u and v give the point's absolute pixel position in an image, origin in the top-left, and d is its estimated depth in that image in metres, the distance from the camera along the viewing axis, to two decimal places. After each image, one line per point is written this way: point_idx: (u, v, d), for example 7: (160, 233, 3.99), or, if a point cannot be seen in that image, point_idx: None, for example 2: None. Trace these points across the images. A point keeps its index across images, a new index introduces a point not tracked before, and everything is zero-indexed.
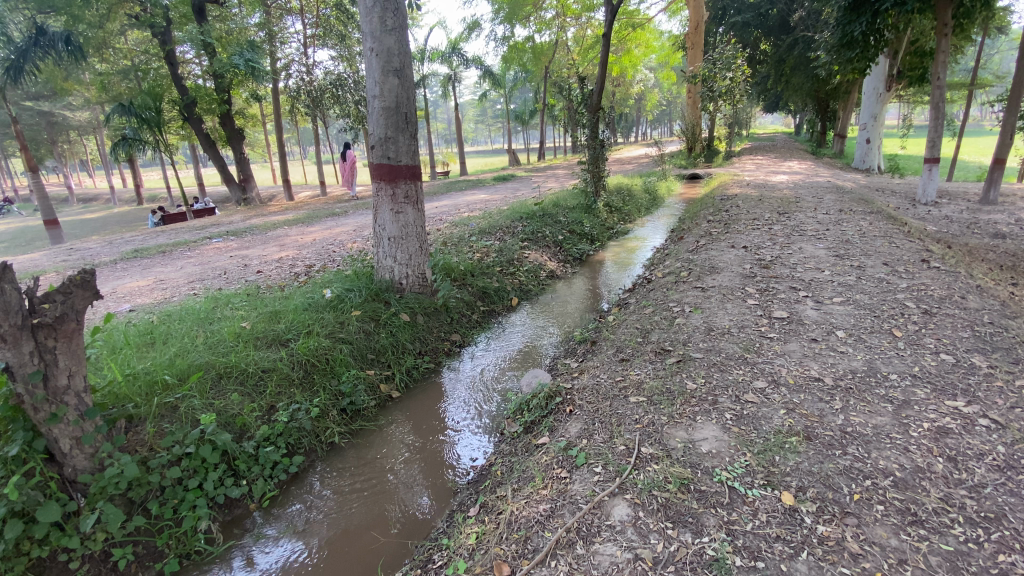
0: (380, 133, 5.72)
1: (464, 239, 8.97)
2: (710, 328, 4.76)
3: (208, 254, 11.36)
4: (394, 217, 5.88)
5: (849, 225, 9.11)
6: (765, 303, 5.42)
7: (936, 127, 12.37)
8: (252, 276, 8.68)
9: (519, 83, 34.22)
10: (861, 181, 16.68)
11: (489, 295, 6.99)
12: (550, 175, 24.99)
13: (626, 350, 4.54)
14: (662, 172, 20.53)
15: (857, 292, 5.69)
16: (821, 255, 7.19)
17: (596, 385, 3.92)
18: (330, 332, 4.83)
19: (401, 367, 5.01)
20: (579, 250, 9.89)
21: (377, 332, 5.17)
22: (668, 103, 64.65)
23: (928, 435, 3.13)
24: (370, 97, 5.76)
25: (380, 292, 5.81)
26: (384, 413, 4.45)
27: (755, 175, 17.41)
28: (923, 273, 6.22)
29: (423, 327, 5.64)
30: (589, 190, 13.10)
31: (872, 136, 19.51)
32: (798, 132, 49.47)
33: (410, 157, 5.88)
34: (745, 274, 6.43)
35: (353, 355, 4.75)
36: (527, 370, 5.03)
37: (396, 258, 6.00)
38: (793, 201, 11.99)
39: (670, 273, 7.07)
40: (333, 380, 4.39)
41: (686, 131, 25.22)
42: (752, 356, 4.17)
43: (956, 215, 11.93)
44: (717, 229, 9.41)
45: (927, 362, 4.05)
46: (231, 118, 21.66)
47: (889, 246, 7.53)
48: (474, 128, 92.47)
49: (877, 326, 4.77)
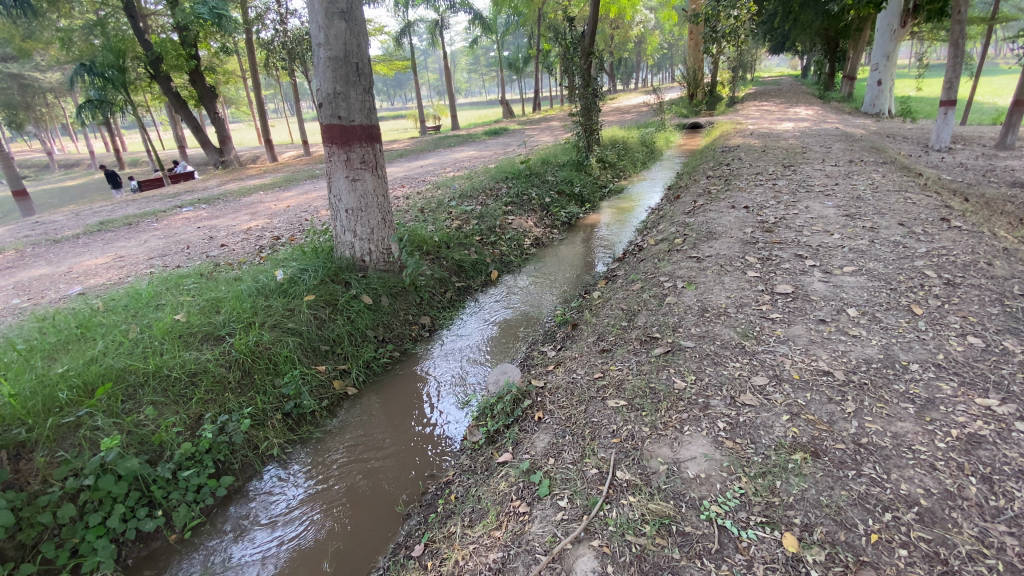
0: (327, 88, 4.99)
1: (443, 205, 8.31)
2: (704, 308, 4.22)
3: (176, 226, 10.71)
4: (350, 185, 5.22)
5: (860, 178, 8.39)
6: (767, 275, 4.84)
7: (954, 67, 11.35)
8: (216, 251, 8.09)
9: (512, 27, 32.12)
10: (871, 127, 15.71)
11: (466, 269, 6.42)
12: (544, 127, 23.82)
13: (607, 338, 4.00)
14: (661, 121, 19.40)
15: (869, 259, 5.09)
16: (829, 215, 6.54)
17: (573, 384, 3.42)
18: (276, 323, 4.33)
19: (358, 360, 4.49)
20: (568, 214, 9.21)
21: (331, 321, 4.64)
22: (670, 45, 61.51)
23: (958, 447, 2.63)
24: (315, 46, 5.01)
25: (339, 272, 5.24)
26: (353, 408, 4.07)
27: (759, 123, 16.40)
28: (942, 234, 5.60)
29: (387, 311, 5.10)
30: (581, 145, 12.24)
31: (884, 77, 18.28)
32: (806, 74, 47.05)
33: (364, 115, 5.17)
34: (744, 240, 5.81)
35: (302, 350, 4.24)
36: (506, 359, 4.52)
37: (356, 233, 5.37)
38: (799, 151, 11.17)
39: (664, 240, 6.46)
40: (276, 380, 3.91)
41: (688, 76, 23.78)
42: (751, 345, 3.63)
43: (971, 161, 11.15)
44: (716, 186, 8.68)
45: (953, 348, 3.51)
46: (201, 74, 20.26)
47: (904, 202, 6.85)
48: (468, 77, 88.62)
49: (893, 301, 4.21)
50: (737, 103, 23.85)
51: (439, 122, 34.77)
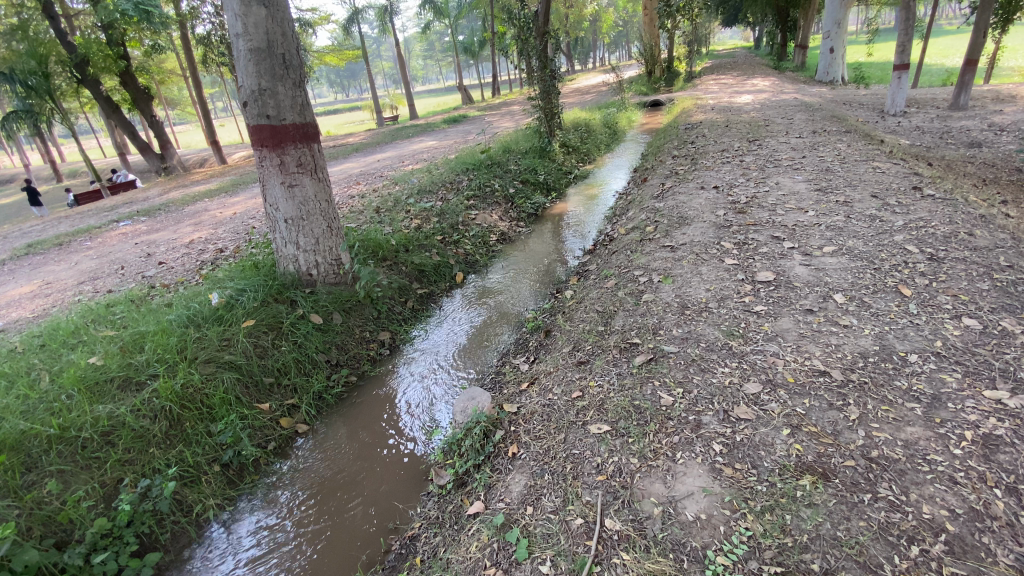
0: (250, 84, 4.42)
1: (400, 203, 7.79)
2: (684, 305, 3.91)
3: (112, 243, 9.84)
4: (288, 192, 4.68)
5: (825, 149, 8.24)
6: (746, 262, 4.56)
7: (906, 30, 11.34)
8: (153, 270, 7.37)
9: (465, 10, 31.06)
10: (827, 95, 15.73)
11: (427, 273, 5.96)
12: (504, 112, 23.18)
13: (584, 347, 3.63)
14: (621, 101, 19.07)
15: (848, 236, 4.87)
16: (801, 190, 6.33)
17: (550, 406, 3.04)
18: (210, 358, 3.82)
19: (309, 391, 4.02)
20: (533, 204, 8.79)
21: (275, 348, 4.15)
22: (625, 23, 61.06)
23: (975, 453, 2.37)
24: (233, 38, 4.42)
25: (284, 291, 4.72)
26: (314, 447, 3.63)
27: (719, 97, 16.26)
28: (917, 204, 5.43)
29: (341, 330, 4.63)
30: (542, 130, 11.77)
31: (837, 44, 18.36)
32: (758, 46, 47.53)
33: (297, 113, 4.62)
34: (718, 224, 5.52)
35: (241, 387, 3.75)
36: (481, 371, 4.13)
37: (299, 245, 4.84)
38: (762, 124, 11.00)
39: (635, 228, 6.13)
40: (211, 425, 3.43)
41: (645, 53, 23.50)
42: (739, 345, 3.32)
43: (926, 124, 11.19)
44: (683, 166, 8.40)
45: (949, 333, 3.28)
46: (133, 76, 18.51)
47: (873, 172, 6.70)
48: (424, 64, 86.33)
49: (880, 283, 3.98)
50: (696, 78, 23.74)
51: (396, 113, 33.60)
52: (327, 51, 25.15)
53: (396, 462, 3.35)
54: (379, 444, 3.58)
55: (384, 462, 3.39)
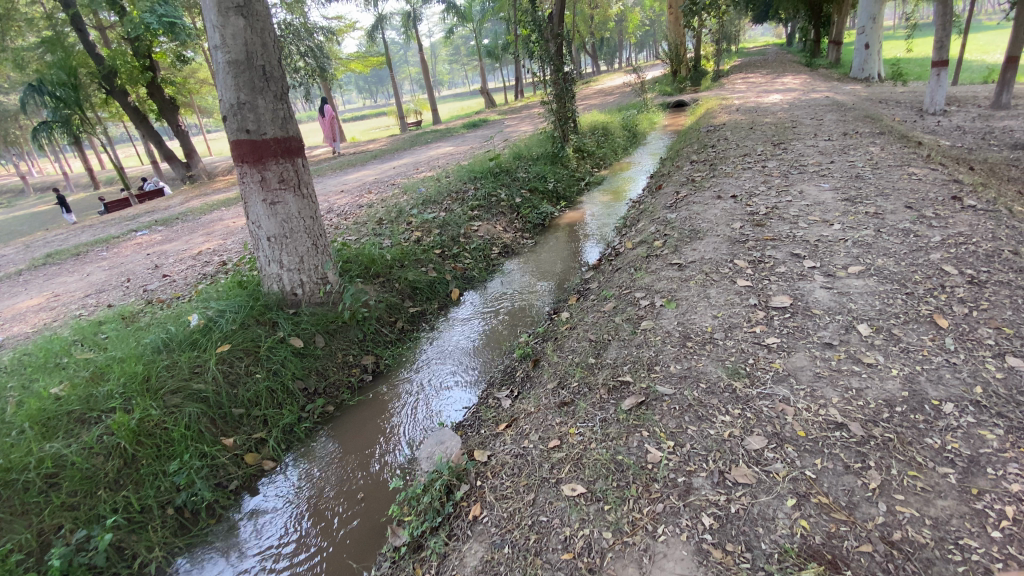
0: (230, 98, 4.24)
1: (403, 214, 7.55)
2: (686, 336, 3.51)
3: (126, 254, 9.94)
4: (269, 209, 4.48)
5: (857, 153, 7.63)
6: (759, 284, 4.12)
7: (944, 24, 10.55)
8: (156, 284, 7.33)
9: (487, 14, 30.87)
10: (862, 93, 14.84)
11: (421, 290, 5.69)
12: (524, 116, 22.86)
13: (570, 385, 3.26)
14: (643, 102, 18.49)
15: (876, 254, 4.37)
16: (826, 200, 5.81)
17: (523, 457, 2.70)
18: (177, 389, 3.65)
19: (280, 424, 3.81)
20: (541, 214, 8.45)
21: (248, 376, 3.95)
22: (651, 23, 59.82)
23: (1021, 538, 1.93)
24: (212, 50, 4.26)
25: (266, 311, 4.51)
26: (290, 485, 3.42)
27: (745, 97, 15.57)
28: (956, 217, 4.88)
29: (322, 355, 4.40)
30: (556, 135, 11.39)
31: (872, 39, 17.39)
32: (791, 42, 45.91)
33: (278, 126, 4.41)
34: (732, 239, 5.09)
35: (204, 420, 3.56)
36: (470, 402, 3.84)
37: (283, 264, 4.63)
38: (789, 126, 10.39)
39: (642, 242, 5.73)
40: (167, 463, 3.24)
41: (670, 52, 22.82)
42: (743, 388, 2.91)
43: (970, 124, 10.37)
44: (700, 174, 7.91)
45: (993, 376, 2.80)
46: (159, 87, 18.73)
47: (908, 179, 6.12)
48: (449, 68, 86.73)
49: (910, 311, 3.49)
50: (722, 77, 22.94)
51: (419, 118, 33.64)
52: (353, 58, 25.27)
53: (362, 508, 3.07)
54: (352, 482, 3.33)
55: (352, 505, 3.12)
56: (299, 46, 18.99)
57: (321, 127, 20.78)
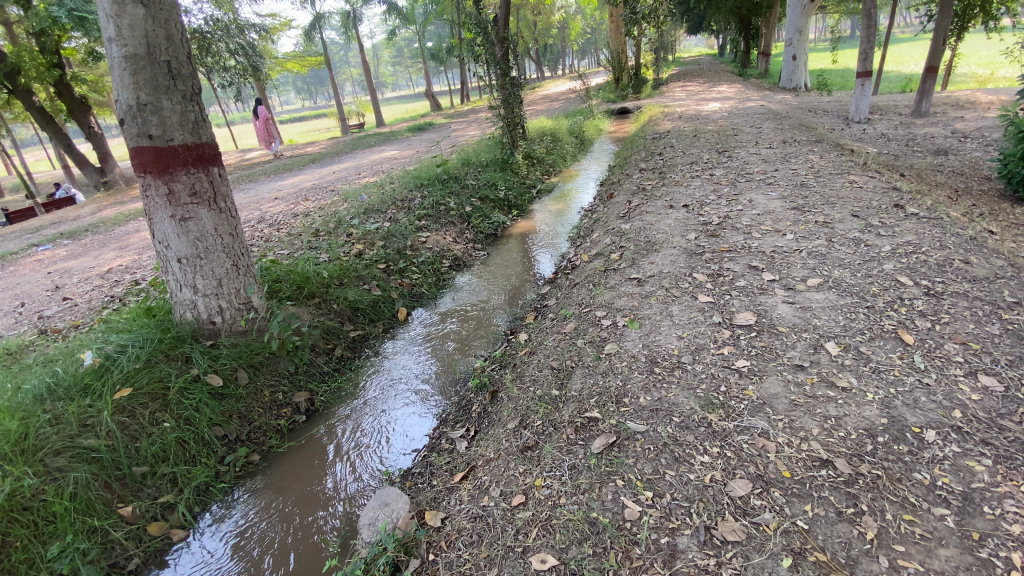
0: (127, 98, 3.62)
1: (343, 224, 6.98)
2: (654, 360, 3.26)
3: (21, 272, 8.70)
4: (179, 227, 3.88)
5: (798, 161, 7.82)
6: (722, 299, 3.96)
7: (868, 37, 11.10)
8: (55, 309, 6.37)
9: (431, 17, 30.34)
10: (792, 102, 15.57)
11: (363, 311, 5.19)
12: (469, 121, 22.50)
13: (532, 424, 2.93)
14: (588, 108, 18.57)
15: (833, 265, 4.33)
16: (776, 209, 5.83)
17: (483, 519, 2.34)
18: (62, 448, 3.01)
19: (193, 482, 3.26)
20: (492, 223, 8.11)
21: (154, 426, 3.36)
22: (592, 31, 61.08)
23: None
24: (104, 42, 3.61)
25: (177, 345, 3.89)
26: (205, 558, 2.90)
27: (686, 105, 15.95)
28: (901, 225, 4.97)
29: (244, 394, 3.86)
30: (504, 141, 11.11)
31: (799, 51, 18.33)
32: (723, 52, 48.20)
33: (188, 131, 3.82)
34: (689, 250, 4.95)
35: (97, 486, 2.96)
36: (422, 441, 3.45)
37: (197, 289, 4.03)
38: (730, 133, 10.62)
39: (598, 255, 5.51)
40: (46, 546, 2.64)
41: (612, 59, 23.17)
42: (720, 421, 2.68)
43: (892, 132, 10.99)
44: (651, 182, 7.85)
45: (966, 399, 2.72)
46: (69, 85, 16.58)
47: (850, 188, 6.26)
48: (392, 70, 85.04)
49: (875, 327, 3.42)
50: (663, 84, 23.56)
51: (361, 121, 32.51)
52: (290, 58, 23.98)
53: None
54: (281, 549, 2.88)
55: None
56: (229, 43, 17.66)
57: (259, 128, 19.52)
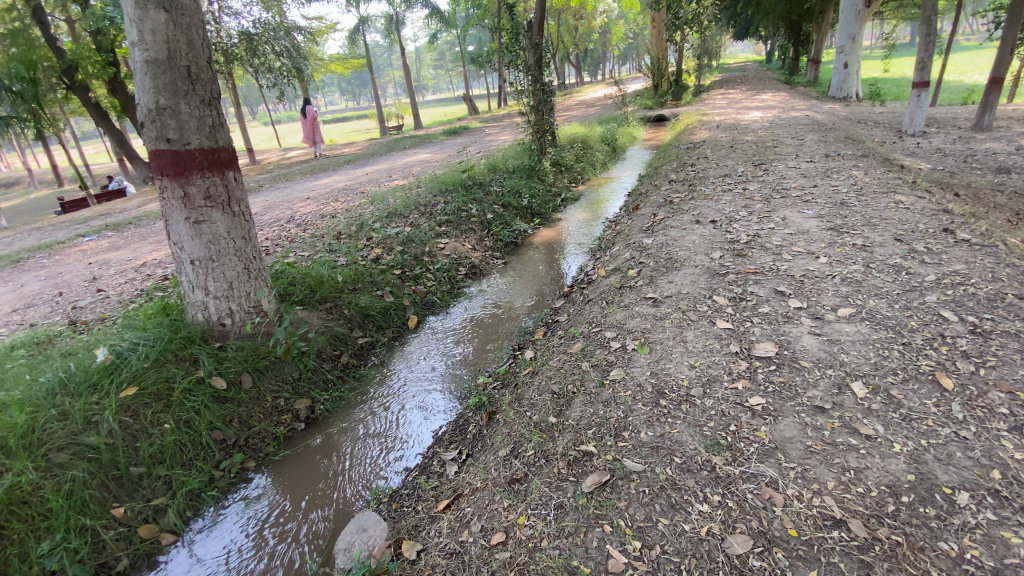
0: (147, 102, 3.68)
1: (364, 228, 7.00)
2: (661, 392, 3.06)
3: (65, 262, 9.11)
4: (192, 230, 3.92)
5: (840, 177, 7.38)
6: (741, 326, 3.72)
7: (928, 45, 10.44)
8: (87, 300, 6.61)
9: (472, 21, 30.52)
10: (839, 113, 14.83)
11: (373, 317, 5.17)
12: (504, 125, 22.51)
13: (524, 453, 2.80)
14: (624, 115, 18.25)
15: (868, 294, 4.01)
16: (811, 228, 5.49)
17: (459, 556, 2.23)
18: (64, 444, 3.06)
19: (188, 486, 3.28)
20: (513, 232, 8.00)
21: (155, 427, 3.39)
22: (634, 36, 60.27)
23: None
24: (129, 47, 3.69)
25: (186, 346, 3.93)
26: (193, 563, 2.90)
27: (726, 113, 15.43)
28: (948, 252, 4.58)
29: (247, 399, 3.88)
30: (533, 147, 11.00)
31: (851, 59, 17.50)
32: (770, 59, 46.64)
33: (205, 135, 3.86)
34: (712, 270, 4.70)
35: (93, 484, 3.00)
36: (415, 459, 3.37)
37: (209, 291, 4.07)
38: (770, 145, 10.16)
39: (616, 270, 5.32)
40: (38, 542, 2.68)
41: (652, 65, 22.73)
42: (725, 466, 2.47)
43: (947, 147, 10.30)
44: (680, 194, 7.58)
45: (1009, 457, 2.42)
46: (123, 83, 17.24)
47: (895, 208, 5.84)
48: (433, 72, 86.29)
49: (909, 367, 3.11)
50: (704, 92, 22.94)
51: (400, 122, 33.03)
52: (334, 60, 24.57)
53: None
54: (266, 558, 2.86)
55: None
56: (275, 45, 18.20)
57: (301, 128, 20.04)
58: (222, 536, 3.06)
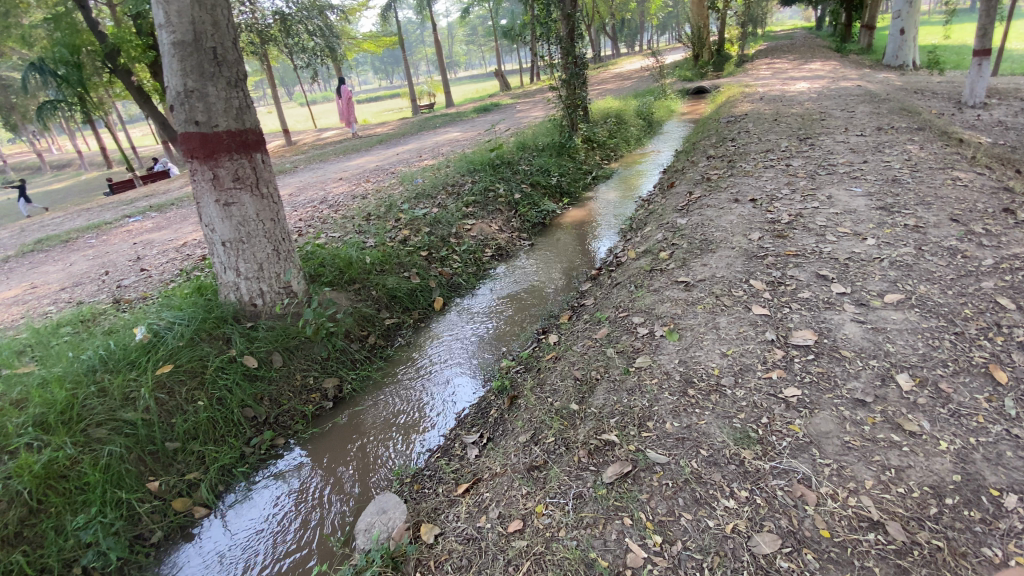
0: (176, 84, 3.72)
1: (392, 208, 7.00)
2: (688, 380, 2.94)
3: (113, 242, 9.54)
4: (223, 211, 3.99)
5: (892, 152, 6.88)
6: (778, 313, 3.53)
7: (987, 12, 9.51)
8: (132, 279, 6.91)
9: None
10: (895, 82, 13.81)
11: (400, 299, 5.19)
12: (536, 101, 22.06)
13: (544, 441, 2.76)
14: (660, 88, 17.54)
15: (918, 279, 3.73)
16: (858, 208, 5.15)
17: (475, 543, 2.23)
18: (103, 420, 3.22)
19: (219, 462, 3.40)
20: (542, 212, 7.86)
21: (189, 404, 3.52)
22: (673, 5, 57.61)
23: None
24: (157, 29, 3.72)
25: (219, 326, 4.04)
26: (227, 534, 3.04)
27: (770, 84, 14.61)
28: (1012, 234, 4.20)
29: (276, 378, 3.97)
30: (564, 124, 10.71)
31: (908, 24, 16.21)
32: (820, 26, 43.80)
33: (232, 117, 3.88)
34: (749, 252, 4.47)
35: (129, 459, 3.14)
36: (438, 440, 3.38)
37: (240, 271, 4.15)
38: (816, 118, 9.57)
39: (648, 252, 5.15)
40: (75, 515, 2.83)
41: (691, 35, 21.69)
42: (754, 460, 2.36)
43: (1014, 118, 9.45)
44: (717, 171, 7.24)
45: None
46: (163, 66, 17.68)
47: (953, 186, 5.40)
48: (465, 48, 85.15)
49: (962, 359, 2.88)
50: (747, 62, 21.77)
51: (432, 100, 32.84)
52: (366, 38, 24.47)
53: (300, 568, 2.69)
54: (293, 533, 2.95)
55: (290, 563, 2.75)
56: (308, 25, 18.22)
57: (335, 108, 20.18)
58: (252, 512, 3.16)
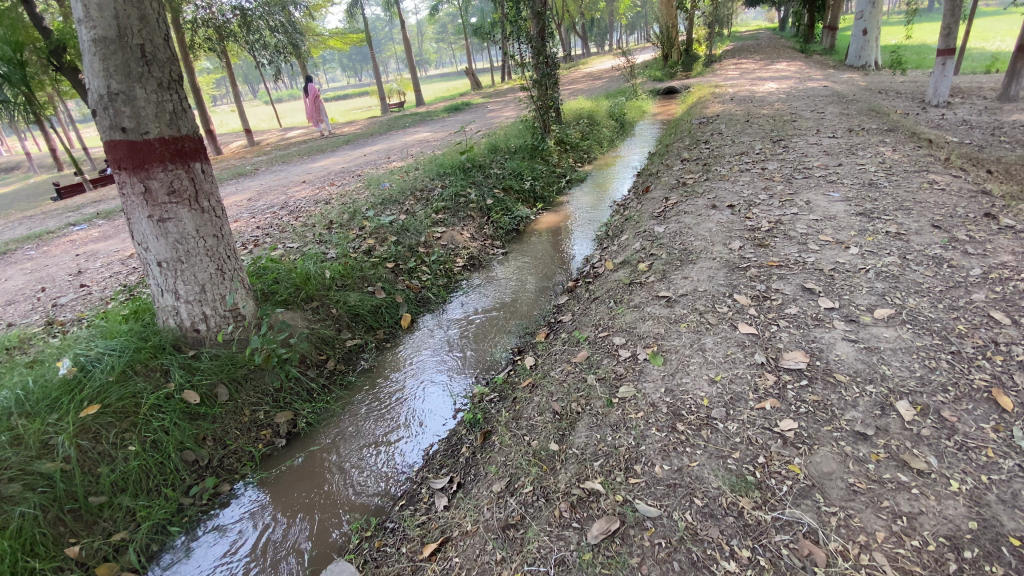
0: (98, 86, 3.27)
1: (357, 216, 6.60)
2: (676, 413, 2.70)
3: (54, 254, 8.81)
4: (157, 228, 3.56)
5: (865, 154, 6.84)
6: (766, 331, 3.32)
7: (953, 10, 9.66)
8: (70, 296, 6.33)
9: None
10: (860, 83, 14.02)
11: (363, 317, 4.82)
12: (507, 101, 21.72)
13: (521, 490, 2.48)
14: (632, 88, 17.48)
15: (906, 292, 3.58)
16: (838, 214, 5.02)
17: None
18: (15, 474, 2.75)
19: (152, 518, 3.00)
20: (514, 218, 7.58)
21: (119, 450, 3.10)
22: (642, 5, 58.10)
23: None
24: (75, 23, 3.27)
25: (153, 357, 3.60)
26: None
27: (740, 85, 14.66)
28: (995, 241, 4.12)
29: (221, 415, 3.58)
30: (536, 126, 10.45)
31: (870, 25, 16.54)
32: (783, 26, 44.74)
33: (165, 123, 3.45)
34: (731, 263, 4.28)
35: (44, 521, 2.70)
36: (401, 483, 3.05)
37: (179, 294, 3.72)
38: (788, 119, 9.56)
39: (626, 263, 4.91)
40: None
41: (661, 35, 21.72)
42: (754, 510, 2.12)
43: (976, 118, 9.63)
44: (692, 175, 7.08)
45: None
46: None
47: (929, 190, 5.35)
48: (435, 46, 84.17)
49: (961, 382, 2.72)
50: (716, 62, 21.94)
51: (401, 99, 32.16)
52: (333, 35, 23.70)
53: None
54: None
55: None
56: (269, 21, 17.41)
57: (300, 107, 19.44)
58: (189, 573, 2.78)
